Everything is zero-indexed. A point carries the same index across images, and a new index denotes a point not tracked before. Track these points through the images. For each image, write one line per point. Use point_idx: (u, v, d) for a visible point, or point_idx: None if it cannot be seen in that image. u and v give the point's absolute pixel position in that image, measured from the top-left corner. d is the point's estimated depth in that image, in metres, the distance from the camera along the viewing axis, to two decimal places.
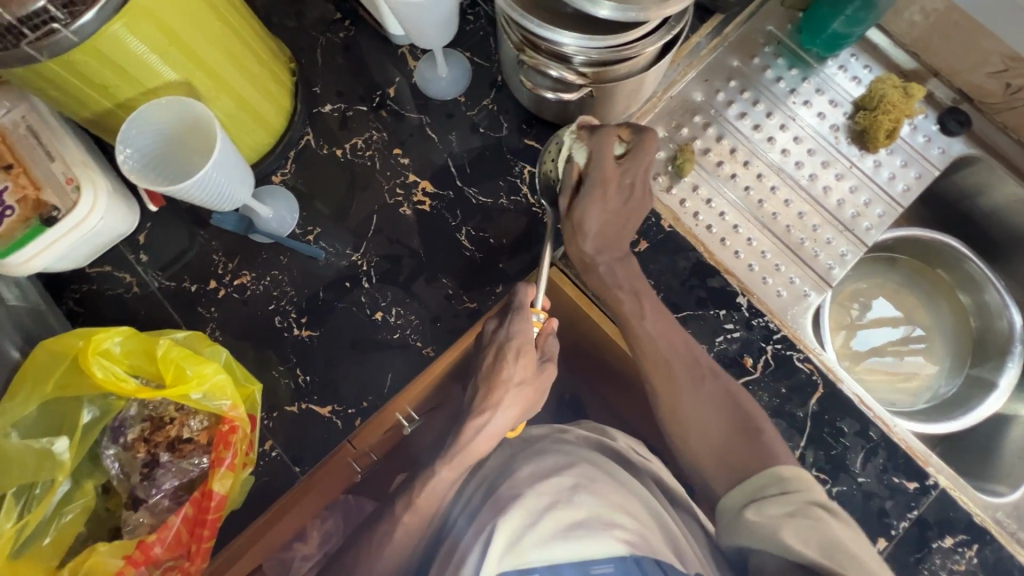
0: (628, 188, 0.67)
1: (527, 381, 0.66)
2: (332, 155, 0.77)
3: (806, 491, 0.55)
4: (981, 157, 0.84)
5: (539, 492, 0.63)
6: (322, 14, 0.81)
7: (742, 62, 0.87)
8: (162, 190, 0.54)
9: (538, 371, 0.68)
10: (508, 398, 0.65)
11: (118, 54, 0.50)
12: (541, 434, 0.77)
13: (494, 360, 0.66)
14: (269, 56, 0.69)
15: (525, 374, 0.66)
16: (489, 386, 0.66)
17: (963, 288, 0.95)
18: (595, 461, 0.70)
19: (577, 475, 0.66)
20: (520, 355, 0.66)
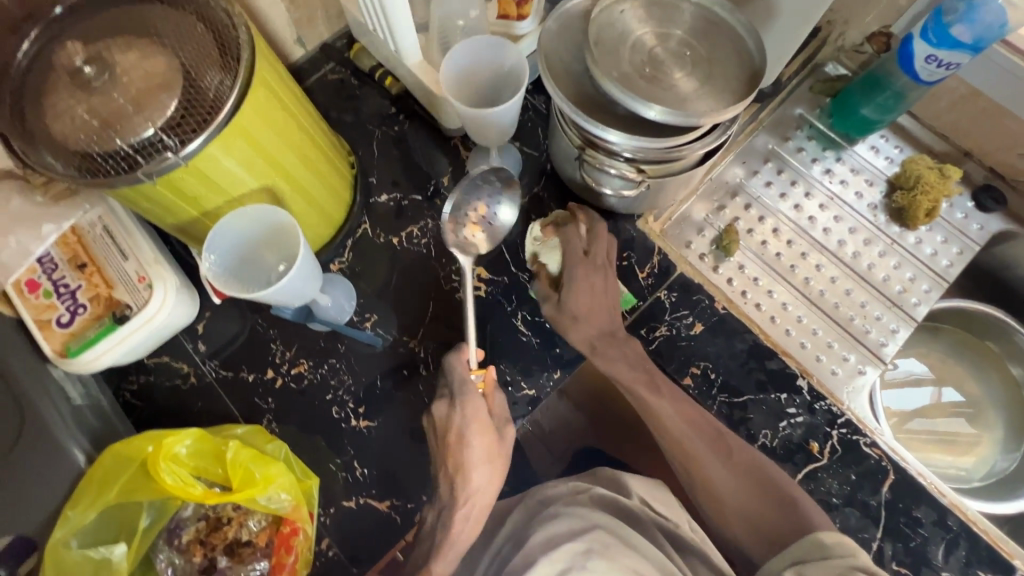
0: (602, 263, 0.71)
1: (491, 455, 0.63)
2: (388, 243, 0.79)
3: (851, 558, 0.50)
4: (1017, 232, 0.87)
5: (550, 559, 0.52)
6: (378, 109, 0.85)
7: (776, 144, 0.90)
8: (249, 296, 0.56)
9: (497, 440, 0.64)
10: (479, 473, 0.62)
11: (212, 168, 0.52)
12: (560, 491, 0.63)
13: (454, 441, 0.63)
14: (333, 152, 0.72)
15: (486, 449, 0.62)
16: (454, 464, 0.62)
17: (1014, 360, 0.95)
18: (610, 524, 0.56)
19: (591, 540, 0.54)
20: (477, 434, 0.62)
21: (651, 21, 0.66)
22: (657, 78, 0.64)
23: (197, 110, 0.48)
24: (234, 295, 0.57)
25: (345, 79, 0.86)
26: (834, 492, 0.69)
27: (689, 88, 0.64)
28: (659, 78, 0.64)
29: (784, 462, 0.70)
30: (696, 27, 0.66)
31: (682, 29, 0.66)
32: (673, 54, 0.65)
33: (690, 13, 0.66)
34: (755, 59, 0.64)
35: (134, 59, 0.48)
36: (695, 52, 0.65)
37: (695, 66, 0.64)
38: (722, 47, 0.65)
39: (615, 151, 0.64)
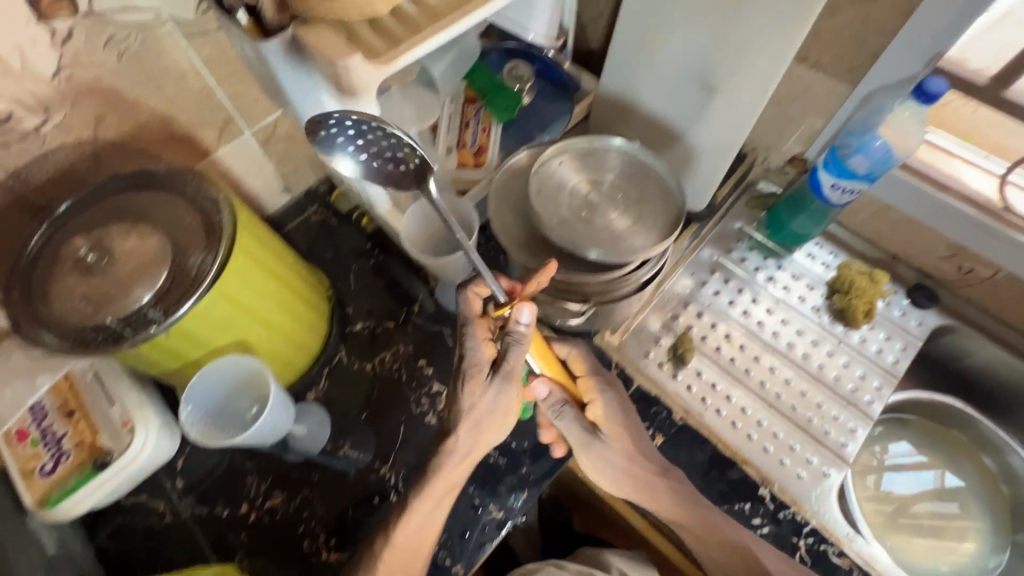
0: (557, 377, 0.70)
1: (478, 401, 0.63)
2: (363, 369, 0.84)
3: None
4: (955, 326, 0.92)
5: None
6: (355, 245, 0.94)
7: (721, 256, 0.98)
8: (231, 444, 0.62)
9: (491, 386, 0.63)
10: (465, 424, 0.64)
11: (194, 327, 0.59)
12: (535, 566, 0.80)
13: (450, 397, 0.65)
14: (310, 289, 0.79)
15: (477, 396, 0.63)
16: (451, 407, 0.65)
17: (986, 451, 0.96)
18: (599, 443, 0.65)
19: None
20: (469, 376, 0.63)
21: (584, 170, 0.76)
22: (593, 220, 0.74)
23: (181, 282, 0.55)
24: (216, 446, 0.63)
25: (326, 219, 0.96)
26: None
27: (622, 224, 0.74)
28: (595, 220, 0.74)
29: None
30: (625, 171, 0.76)
31: (612, 174, 0.76)
32: (606, 197, 0.75)
33: (620, 160, 0.77)
34: (677, 195, 0.74)
35: (130, 243, 0.56)
36: (625, 193, 0.75)
37: (627, 206, 0.75)
38: (649, 187, 0.75)
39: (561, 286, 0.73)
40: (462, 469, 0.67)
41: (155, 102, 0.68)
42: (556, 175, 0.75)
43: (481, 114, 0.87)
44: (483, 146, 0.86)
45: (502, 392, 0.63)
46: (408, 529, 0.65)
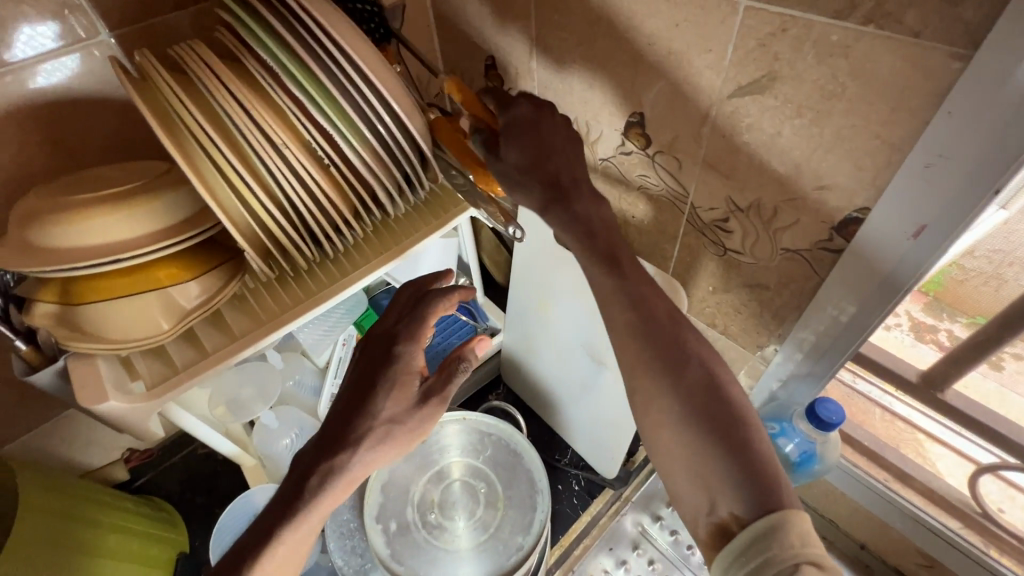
0: (422, 421, 0.56)
1: (405, 416, 0.55)
2: None
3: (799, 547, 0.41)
4: None
5: None
6: (231, 489, 0.85)
7: (646, 525, 0.82)
8: None
9: (420, 406, 0.56)
10: (372, 438, 0.53)
11: None
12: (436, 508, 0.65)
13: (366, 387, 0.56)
14: (139, 568, 0.69)
15: (396, 411, 0.55)
16: (363, 400, 0.55)
17: None
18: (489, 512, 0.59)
19: None
20: (397, 385, 0.56)
21: (433, 463, 0.67)
22: (449, 525, 0.62)
23: None
24: None
25: (211, 453, 0.89)
26: None
27: (492, 529, 0.62)
28: (453, 526, 0.62)
29: None
30: (490, 456, 0.68)
31: (474, 462, 0.68)
32: (466, 493, 0.65)
33: (487, 444, 0.68)
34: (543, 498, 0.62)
35: None
36: (489, 488, 0.65)
37: (490, 506, 0.64)
38: (518, 481, 0.66)
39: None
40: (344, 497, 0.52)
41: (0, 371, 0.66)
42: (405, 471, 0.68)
43: None
44: None
45: (427, 418, 0.56)
46: (280, 556, 0.47)
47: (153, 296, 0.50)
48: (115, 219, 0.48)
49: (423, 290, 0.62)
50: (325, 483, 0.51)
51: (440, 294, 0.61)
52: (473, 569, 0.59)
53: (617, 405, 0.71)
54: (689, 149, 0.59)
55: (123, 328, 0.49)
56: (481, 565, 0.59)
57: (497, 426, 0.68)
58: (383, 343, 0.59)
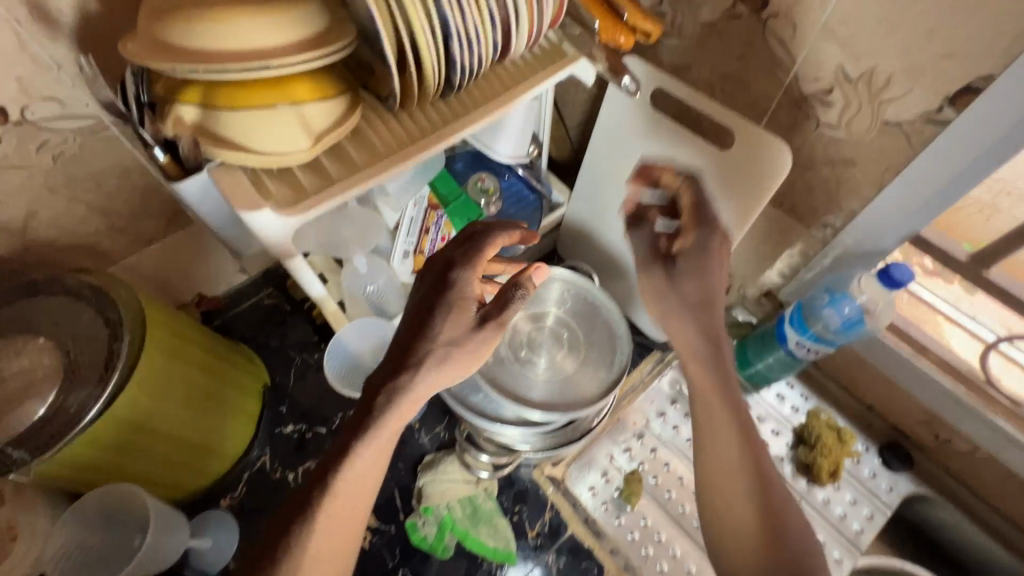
0: (483, 343, 0.56)
1: (464, 337, 0.55)
2: (285, 479, 0.80)
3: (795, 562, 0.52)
4: (930, 495, 0.85)
5: None
6: (302, 336, 0.90)
7: (685, 384, 0.92)
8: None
9: (477, 328, 0.56)
10: (435, 360, 0.54)
11: (87, 458, 0.57)
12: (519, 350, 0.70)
13: (426, 313, 0.56)
14: (238, 391, 0.76)
15: (454, 333, 0.55)
16: (422, 326, 0.55)
17: None
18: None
19: None
20: (456, 307, 0.56)
21: (524, 304, 0.73)
22: (531, 360, 0.68)
23: (65, 416, 0.54)
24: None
25: (279, 304, 0.93)
26: None
27: (570, 368, 0.70)
28: (535, 361, 0.69)
29: None
30: (571, 307, 0.73)
31: (555, 310, 0.73)
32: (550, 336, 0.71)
33: (568, 296, 0.74)
34: (624, 344, 0.70)
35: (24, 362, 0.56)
36: (572, 334, 0.72)
37: (573, 348, 0.71)
38: (598, 333, 0.72)
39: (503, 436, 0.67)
40: (410, 415, 0.54)
41: (94, 199, 0.67)
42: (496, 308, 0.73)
43: (442, 222, 0.84)
44: None
45: (486, 339, 0.56)
46: (360, 469, 0.51)
47: (291, 112, 0.49)
48: (258, 23, 0.46)
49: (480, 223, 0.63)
50: (391, 403, 0.53)
51: (497, 229, 0.61)
52: (549, 396, 0.67)
53: (692, 267, 0.76)
54: (810, 11, 0.59)
55: (267, 144, 0.50)
56: (555, 395, 0.67)
57: (581, 285, 0.73)
58: (440, 269, 0.59)
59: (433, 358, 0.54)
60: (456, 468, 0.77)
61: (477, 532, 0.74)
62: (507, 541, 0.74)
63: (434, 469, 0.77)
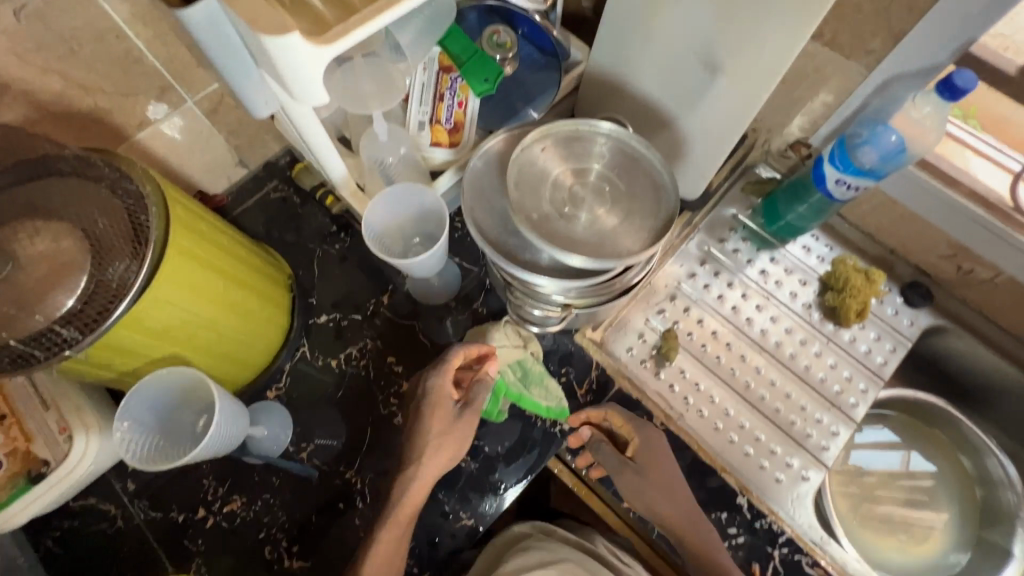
0: (466, 422, 0.69)
1: (443, 432, 0.68)
2: (328, 365, 0.79)
3: None
4: (947, 326, 0.89)
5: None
6: (318, 227, 0.86)
7: (712, 245, 0.92)
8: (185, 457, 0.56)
9: (456, 420, 0.69)
10: (427, 451, 0.67)
11: (129, 342, 0.53)
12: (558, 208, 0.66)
13: (413, 419, 0.69)
14: (266, 281, 0.72)
15: (442, 425, 0.68)
16: (412, 438, 0.68)
17: (964, 451, 0.94)
18: (578, 559, 0.68)
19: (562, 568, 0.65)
20: (433, 412, 0.68)
21: (569, 156, 0.68)
22: (572, 214, 0.65)
23: (102, 295, 0.49)
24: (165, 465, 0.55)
25: (288, 197, 0.88)
26: None
27: (611, 223, 0.66)
28: (577, 216, 0.65)
29: None
30: (615, 161, 0.69)
31: (599, 164, 0.69)
32: (592, 189, 0.67)
33: (605, 149, 0.69)
34: (671, 193, 0.66)
35: (42, 245, 0.49)
36: (614, 187, 0.68)
37: (615, 202, 0.67)
38: (643, 186, 0.67)
39: (542, 291, 0.65)
40: (420, 493, 0.67)
41: (70, 71, 0.59)
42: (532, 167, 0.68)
43: (457, 86, 0.76)
44: (458, 124, 0.77)
45: (464, 428, 0.70)
46: (387, 541, 0.63)
47: None
48: None
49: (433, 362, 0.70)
50: (400, 488, 0.66)
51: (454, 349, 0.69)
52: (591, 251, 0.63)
53: (726, 106, 0.69)
54: None
55: None
56: (598, 250, 0.63)
57: (627, 138, 0.68)
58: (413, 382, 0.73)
59: (416, 485, 0.66)
60: (503, 339, 0.76)
61: (529, 395, 0.74)
62: (559, 400, 0.75)
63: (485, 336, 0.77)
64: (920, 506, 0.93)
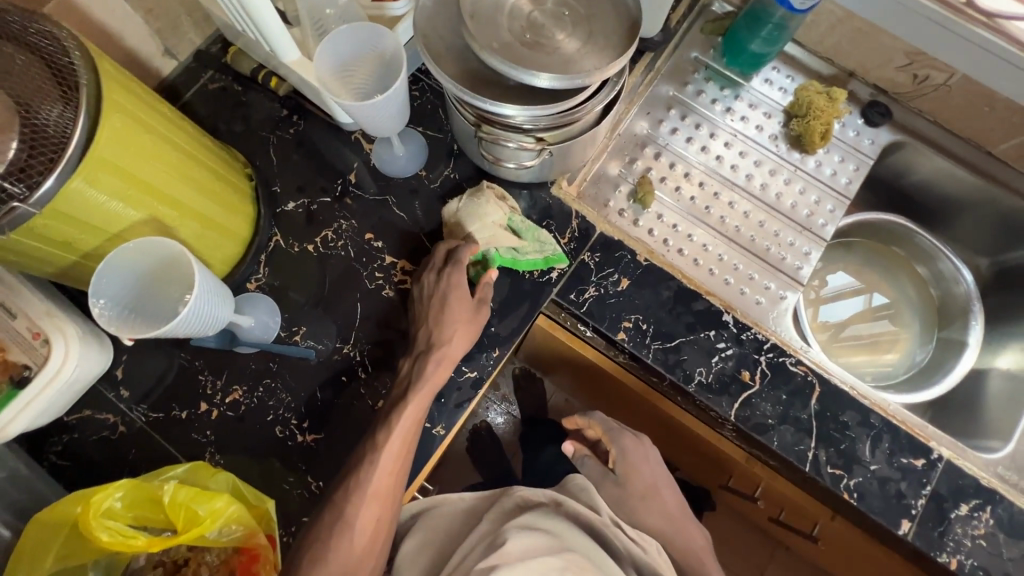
0: (474, 321, 0.71)
1: (468, 320, 0.71)
2: (305, 251, 0.77)
3: None
4: (905, 141, 0.92)
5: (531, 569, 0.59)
6: (268, 114, 0.81)
7: (677, 89, 0.91)
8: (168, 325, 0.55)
9: (476, 312, 0.72)
10: (434, 356, 0.68)
11: (83, 211, 0.49)
12: (518, 36, 0.62)
13: (439, 304, 0.70)
14: (222, 163, 0.68)
15: (464, 316, 0.70)
16: (438, 321, 0.69)
17: (919, 261, 1.02)
18: (584, 548, 0.66)
19: (567, 559, 0.62)
20: (459, 299, 0.70)
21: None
22: (534, 40, 0.63)
23: (41, 148, 0.45)
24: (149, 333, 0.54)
25: (228, 86, 0.81)
26: (769, 413, 0.74)
27: (573, 49, 0.63)
28: (538, 42, 0.62)
29: (721, 395, 0.74)
30: None
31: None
32: (551, 16, 0.64)
33: None
34: (631, 4, 0.63)
35: None
36: (573, 11, 0.64)
37: (576, 25, 0.64)
38: (602, 6, 0.64)
39: (514, 123, 0.63)
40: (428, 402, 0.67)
41: None
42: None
43: None
44: None
45: (476, 323, 0.71)
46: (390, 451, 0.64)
47: None
48: None
49: (440, 264, 0.72)
50: (405, 397, 0.66)
51: (463, 248, 0.71)
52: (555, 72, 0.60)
53: None
54: None
55: None
56: (563, 70, 0.61)
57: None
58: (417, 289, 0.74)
59: (422, 391, 0.66)
60: (494, 208, 0.73)
61: (523, 256, 0.75)
62: (555, 247, 0.76)
63: (472, 199, 0.74)
64: (885, 317, 1.01)
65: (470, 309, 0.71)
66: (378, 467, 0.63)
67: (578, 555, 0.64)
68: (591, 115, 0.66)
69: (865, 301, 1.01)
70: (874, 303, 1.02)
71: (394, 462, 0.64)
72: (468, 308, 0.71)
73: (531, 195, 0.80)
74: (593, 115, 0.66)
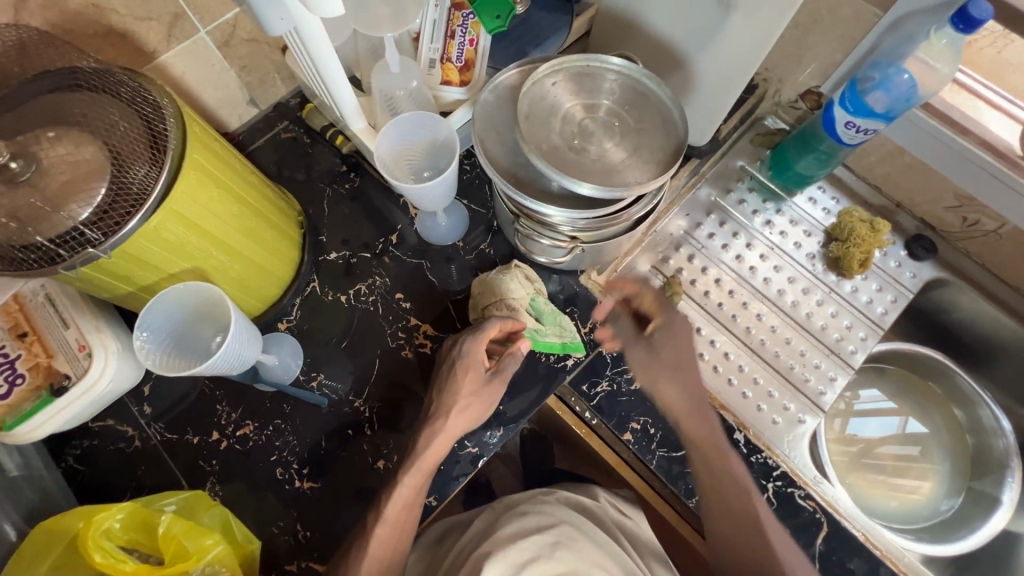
0: (485, 395, 0.71)
1: (473, 395, 0.70)
2: (337, 300, 0.81)
3: None
4: (949, 280, 0.90)
5: (518, 548, 0.60)
6: (328, 167, 0.87)
7: (719, 196, 0.93)
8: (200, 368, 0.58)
9: (484, 385, 0.71)
10: (435, 427, 0.68)
11: (145, 253, 0.54)
12: (567, 142, 0.67)
13: (446, 374, 0.71)
14: (279, 214, 0.73)
15: (472, 388, 0.70)
16: (442, 395, 0.70)
17: (956, 402, 0.97)
18: (574, 520, 0.67)
19: (557, 534, 0.63)
20: (466, 371, 0.70)
21: (580, 93, 0.69)
22: (581, 146, 0.67)
23: (122, 200, 0.50)
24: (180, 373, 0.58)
25: (298, 137, 0.88)
26: None
27: (618, 156, 0.67)
28: (586, 150, 0.67)
29: None
30: (625, 98, 0.69)
31: (608, 100, 0.69)
32: (602, 125, 0.68)
33: (613, 85, 0.69)
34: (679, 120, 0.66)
35: (56, 152, 0.49)
36: (623, 122, 0.68)
37: (624, 136, 0.67)
38: (652, 120, 0.67)
39: (551, 223, 0.66)
40: (423, 475, 0.66)
41: None
42: (542, 104, 0.68)
43: (468, 22, 0.75)
44: (469, 61, 0.76)
45: (489, 395, 0.71)
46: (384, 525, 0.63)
47: None
48: None
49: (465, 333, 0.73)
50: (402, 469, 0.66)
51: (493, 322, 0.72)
52: (595, 179, 0.64)
53: (749, 37, 0.66)
54: None
55: None
56: (604, 181, 0.64)
57: (638, 73, 0.68)
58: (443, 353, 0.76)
59: (417, 465, 0.66)
60: (517, 285, 0.76)
61: (543, 336, 0.77)
62: (574, 334, 0.77)
63: (500, 275, 0.77)
64: (914, 454, 0.95)
65: (482, 382, 0.71)
66: (369, 550, 0.63)
67: (569, 529, 0.65)
68: (626, 223, 0.68)
69: (894, 430, 0.97)
70: (908, 433, 0.97)
71: (386, 545, 0.63)
72: (479, 380, 0.71)
73: (559, 280, 0.82)
74: (628, 223, 0.69)
